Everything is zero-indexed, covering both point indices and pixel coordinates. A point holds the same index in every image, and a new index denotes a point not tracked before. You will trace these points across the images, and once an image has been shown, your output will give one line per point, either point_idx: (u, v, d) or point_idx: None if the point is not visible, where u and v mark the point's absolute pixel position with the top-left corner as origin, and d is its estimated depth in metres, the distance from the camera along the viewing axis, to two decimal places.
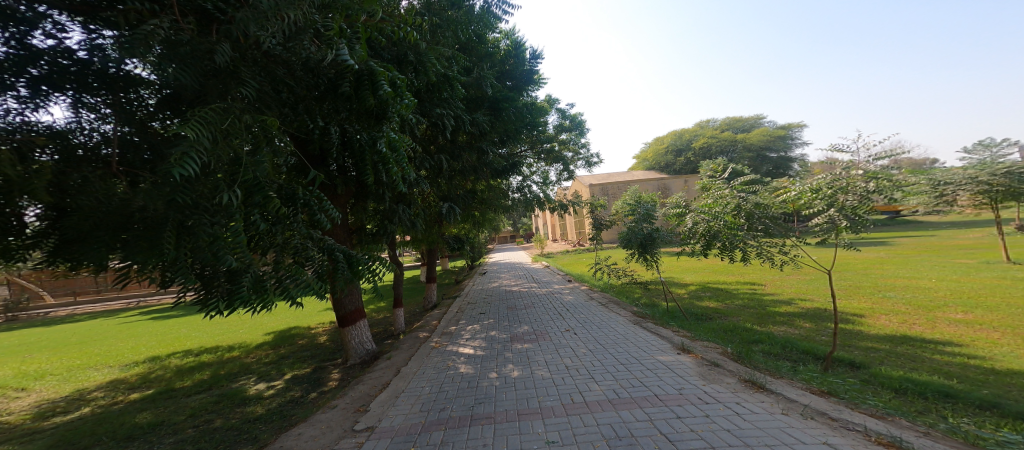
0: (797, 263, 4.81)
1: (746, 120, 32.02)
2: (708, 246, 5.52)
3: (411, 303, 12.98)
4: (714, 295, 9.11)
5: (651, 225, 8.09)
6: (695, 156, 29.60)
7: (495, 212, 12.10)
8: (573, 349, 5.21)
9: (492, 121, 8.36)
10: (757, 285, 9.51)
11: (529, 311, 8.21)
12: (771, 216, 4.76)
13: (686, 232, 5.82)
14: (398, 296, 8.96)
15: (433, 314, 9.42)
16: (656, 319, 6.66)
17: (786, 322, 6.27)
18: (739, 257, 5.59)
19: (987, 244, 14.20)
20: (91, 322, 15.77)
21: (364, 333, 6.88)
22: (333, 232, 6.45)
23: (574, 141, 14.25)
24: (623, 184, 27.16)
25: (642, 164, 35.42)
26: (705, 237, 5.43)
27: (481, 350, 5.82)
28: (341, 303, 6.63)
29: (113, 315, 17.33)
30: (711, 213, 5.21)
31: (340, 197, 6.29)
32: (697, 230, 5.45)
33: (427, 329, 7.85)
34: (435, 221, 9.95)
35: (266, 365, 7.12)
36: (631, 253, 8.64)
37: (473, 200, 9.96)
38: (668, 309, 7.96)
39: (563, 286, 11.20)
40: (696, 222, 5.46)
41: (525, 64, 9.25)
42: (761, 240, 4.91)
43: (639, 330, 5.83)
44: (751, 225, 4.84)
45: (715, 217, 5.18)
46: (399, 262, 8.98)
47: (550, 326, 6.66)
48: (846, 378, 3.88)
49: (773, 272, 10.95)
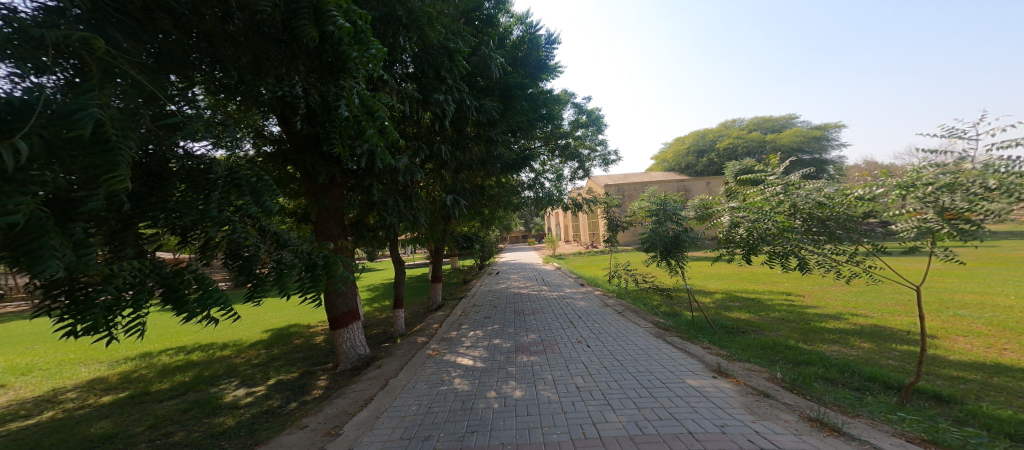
0: (872, 274, 3.90)
1: (776, 120, 30.40)
2: (752, 249, 4.69)
3: (417, 304, 12.43)
4: (744, 305, 8.24)
5: (677, 225, 7.25)
6: (719, 158, 28.36)
7: (507, 210, 11.44)
8: (585, 366, 4.50)
9: (502, 110, 7.73)
10: (794, 295, 8.59)
11: (540, 317, 7.48)
12: (841, 218, 3.88)
13: (725, 234, 5.00)
14: (399, 296, 8.37)
15: (437, 317, 8.81)
16: (682, 332, 5.85)
17: (837, 340, 5.39)
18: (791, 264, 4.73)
19: None
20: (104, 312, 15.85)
21: (358, 335, 6.33)
22: (325, 227, 5.87)
23: (592, 138, 13.48)
24: (643, 186, 26.08)
25: (663, 165, 34.24)
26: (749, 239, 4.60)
27: (481, 361, 5.14)
28: (332, 304, 6.04)
29: None
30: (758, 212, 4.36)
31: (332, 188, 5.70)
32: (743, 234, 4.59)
33: (427, 334, 7.24)
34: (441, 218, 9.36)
35: (253, 369, 6.63)
36: (654, 257, 7.79)
37: (482, 196, 9.34)
38: (694, 319, 7.15)
39: (577, 291, 10.43)
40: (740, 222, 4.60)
41: (541, 50, 8.57)
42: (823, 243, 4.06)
43: (664, 345, 5.04)
44: (810, 228, 4.02)
45: (764, 216, 4.31)
46: (402, 261, 8.42)
47: (561, 336, 5.93)
48: (935, 418, 3.04)
49: (812, 282, 9.89)
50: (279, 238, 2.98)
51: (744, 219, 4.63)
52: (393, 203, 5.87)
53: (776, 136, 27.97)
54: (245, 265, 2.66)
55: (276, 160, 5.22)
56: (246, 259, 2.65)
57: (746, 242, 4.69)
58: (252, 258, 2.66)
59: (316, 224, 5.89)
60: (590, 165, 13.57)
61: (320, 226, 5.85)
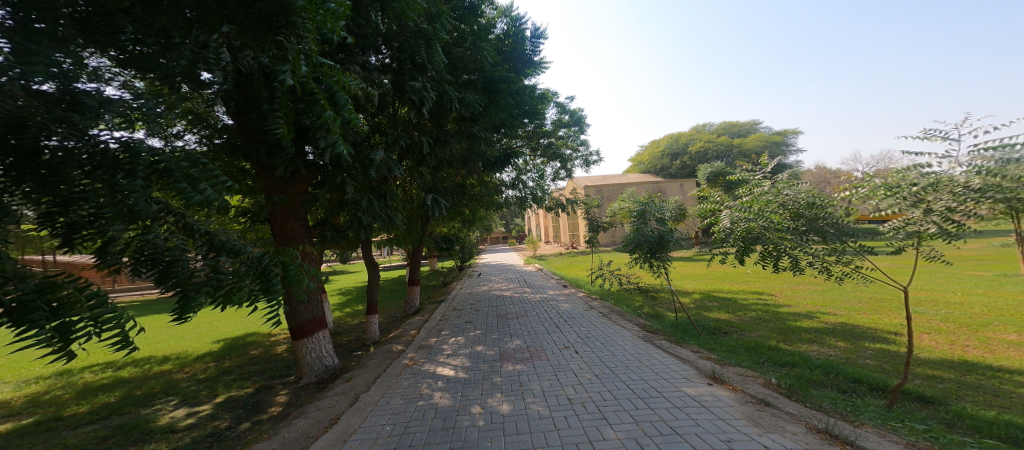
0: (863, 275, 3.89)
1: (742, 126, 31.74)
2: (744, 250, 4.64)
3: (391, 308, 11.87)
4: (722, 305, 8.34)
5: (663, 226, 7.20)
6: (690, 161, 29.29)
7: (487, 210, 11.10)
8: (575, 375, 4.30)
9: (484, 105, 7.39)
10: (768, 295, 8.80)
11: (523, 321, 7.21)
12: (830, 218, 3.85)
13: (717, 235, 4.94)
14: (373, 301, 7.85)
15: (413, 322, 8.36)
16: (669, 335, 5.76)
17: (815, 340, 5.44)
18: (784, 264, 4.66)
19: (998, 254, 13.71)
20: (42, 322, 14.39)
21: (326, 345, 5.81)
22: (286, 227, 5.29)
23: (573, 138, 13.37)
24: (619, 187, 26.46)
25: (639, 167, 34.96)
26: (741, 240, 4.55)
27: (463, 371, 4.83)
28: (295, 312, 5.49)
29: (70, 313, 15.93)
30: (751, 212, 4.30)
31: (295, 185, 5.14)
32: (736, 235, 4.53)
33: (402, 341, 6.80)
34: (418, 218, 8.91)
35: (204, 385, 5.99)
36: (639, 258, 7.71)
37: (460, 195, 8.96)
38: (676, 321, 7.12)
39: (558, 293, 10.24)
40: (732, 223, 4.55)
41: (525, 45, 8.29)
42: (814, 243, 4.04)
43: (653, 349, 4.92)
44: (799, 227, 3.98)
45: (757, 216, 4.27)
46: (375, 264, 7.91)
47: (546, 341, 5.70)
48: (916, 419, 3.04)
49: (783, 280, 10.23)
50: (213, 240, 2.61)
51: (740, 219, 4.39)
52: (366, 200, 5.40)
53: (742, 140, 29.18)
54: (167, 272, 2.34)
55: (230, 153, 4.68)
56: (167, 264, 2.32)
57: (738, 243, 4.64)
58: (174, 263, 2.32)
59: (274, 224, 5.29)
60: (571, 166, 13.45)
61: (283, 228, 5.27)
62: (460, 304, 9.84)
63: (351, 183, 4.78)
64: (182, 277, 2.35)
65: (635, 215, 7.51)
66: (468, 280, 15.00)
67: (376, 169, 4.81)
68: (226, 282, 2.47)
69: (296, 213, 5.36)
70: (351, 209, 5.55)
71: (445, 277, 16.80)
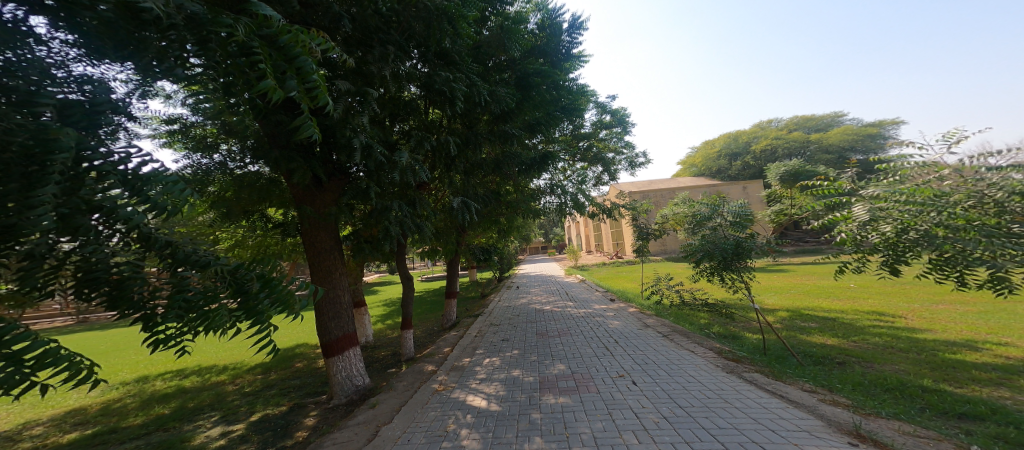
0: None
1: (820, 118, 27.94)
2: (900, 259, 3.48)
3: (433, 321, 11.44)
4: (818, 325, 6.70)
5: (740, 229, 5.83)
6: (755, 160, 26.28)
7: (526, 218, 10.37)
8: (638, 415, 3.31)
9: (519, 101, 6.75)
10: (889, 316, 6.93)
11: (568, 340, 6.27)
12: None
13: (846, 236, 3.65)
14: (408, 315, 7.40)
15: (451, 338, 7.79)
16: (757, 362, 4.50)
17: (1003, 383, 3.95)
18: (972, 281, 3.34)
19: None
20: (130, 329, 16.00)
21: (359, 363, 5.37)
22: (316, 240, 4.98)
23: (615, 139, 12.24)
24: (672, 191, 24.36)
25: (693, 169, 32.18)
26: (892, 240, 3.41)
27: (497, 404, 4.03)
28: (324, 328, 5.04)
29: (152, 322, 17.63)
30: (921, 204, 3.17)
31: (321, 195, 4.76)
32: (888, 233, 3.38)
33: (437, 360, 6.22)
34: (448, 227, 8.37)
35: (245, 400, 5.79)
36: (706, 269, 6.39)
37: (494, 201, 8.35)
38: (758, 344, 5.76)
39: (608, 307, 9.15)
40: (882, 218, 3.37)
41: (562, 36, 7.48)
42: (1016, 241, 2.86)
43: (742, 382, 3.76)
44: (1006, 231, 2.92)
45: (931, 212, 3.16)
46: (410, 276, 7.49)
47: (597, 367, 4.70)
48: None
49: (913, 300, 8.12)
50: (175, 254, 1.94)
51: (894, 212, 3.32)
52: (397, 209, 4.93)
53: (822, 135, 25.57)
54: (117, 295, 1.85)
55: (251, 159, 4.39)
56: (118, 284, 1.84)
57: (885, 250, 3.55)
58: (127, 282, 1.85)
59: (305, 236, 5.02)
60: (616, 169, 12.34)
61: (309, 239, 4.96)
62: (500, 318, 9.10)
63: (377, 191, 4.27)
64: (139, 299, 1.89)
65: (701, 219, 6.18)
66: (511, 292, 14.29)
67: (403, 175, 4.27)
68: (196, 303, 1.95)
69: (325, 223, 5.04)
70: (376, 217, 5.08)
71: (486, 289, 16.20)
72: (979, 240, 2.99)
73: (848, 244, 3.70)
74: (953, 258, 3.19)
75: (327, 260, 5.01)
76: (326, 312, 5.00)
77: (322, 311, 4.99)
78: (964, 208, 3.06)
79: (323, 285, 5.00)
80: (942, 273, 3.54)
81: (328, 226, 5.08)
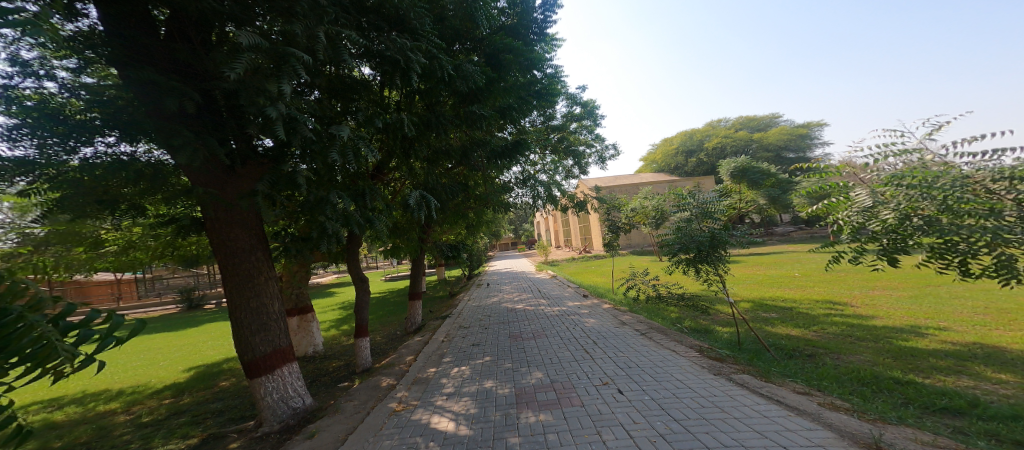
0: None
1: (761, 119, 29.88)
2: (898, 248, 3.27)
3: (391, 325, 10.58)
4: (781, 316, 6.82)
5: (721, 222, 5.63)
6: (706, 157, 27.63)
7: (493, 213, 9.80)
8: (629, 432, 2.93)
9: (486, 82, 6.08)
10: (841, 304, 7.23)
11: (541, 345, 5.82)
12: None
13: (844, 224, 3.49)
14: (359, 321, 6.54)
15: (409, 346, 7.04)
16: (737, 361, 4.31)
17: (961, 370, 4.02)
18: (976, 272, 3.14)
19: None
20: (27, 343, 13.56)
21: (297, 380, 4.54)
22: (229, 238, 4.01)
23: (586, 132, 12.07)
24: (633, 187, 24.93)
25: (651, 166, 33.31)
26: (894, 227, 3.16)
27: (466, 426, 3.44)
28: (248, 344, 4.11)
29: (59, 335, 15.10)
30: (926, 188, 2.97)
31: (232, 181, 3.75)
32: (889, 222, 3.16)
33: (392, 373, 5.48)
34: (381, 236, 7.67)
35: (141, 434, 4.70)
36: (681, 262, 6.19)
37: (459, 194, 7.66)
38: (731, 339, 5.67)
39: (578, 304, 8.83)
40: (885, 204, 3.17)
41: (535, 13, 6.86)
42: (1018, 228, 2.70)
43: (736, 388, 3.49)
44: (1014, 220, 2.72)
45: (935, 195, 2.94)
46: (363, 278, 6.63)
47: (578, 378, 4.31)
48: None
49: (851, 286, 8.66)
50: None
51: (902, 198, 3.11)
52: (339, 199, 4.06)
53: (765, 134, 27.31)
54: None
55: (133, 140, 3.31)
56: None
57: (883, 238, 3.34)
58: None
59: (214, 234, 4.04)
60: (586, 163, 12.09)
61: (228, 237, 4.00)
62: (467, 320, 8.48)
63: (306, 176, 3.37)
64: None
65: (686, 214, 6.00)
66: (476, 290, 13.68)
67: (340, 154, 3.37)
68: None
69: (241, 216, 4.08)
70: (315, 210, 4.21)
71: (450, 286, 15.49)
72: (983, 226, 2.80)
73: (846, 234, 3.54)
74: (954, 247, 3.01)
75: (246, 262, 4.08)
76: (248, 325, 4.08)
77: (243, 324, 4.05)
78: (973, 192, 2.86)
79: (242, 293, 4.07)
80: (934, 264, 3.42)
81: (246, 221, 4.13)
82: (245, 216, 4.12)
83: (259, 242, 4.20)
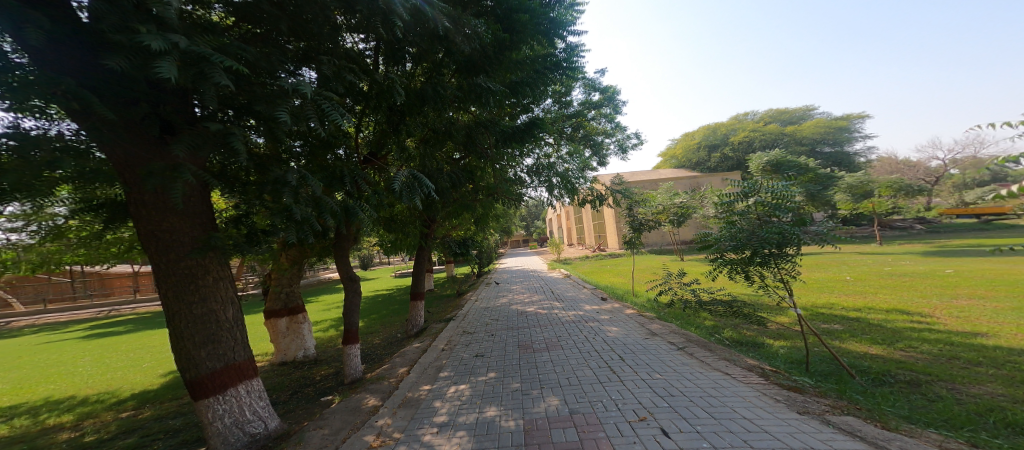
0: None
1: (792, 112, 28.08)
2: None
3: (394, 326, 9.76)
4: (847, 328, 5.68)
5: (790, 212, 4.23)
6: (732, 152, 26.12)
7: (504, 205, 8.86)
8: None
9: (495, 47, 5.14)
10: (919, 316, 6.03)
11: (557, 360, 4.81)
12: None
13: None
14: (349, 326, 5.68)
15: (406, 355, 6.14)
16: (823, 391, 3.23)
17: None
18: None
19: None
20: (28, 337, 13.24)
21: (262, 400, 3.60)
22: (162, 229, 2.95)
23: (605, 121, 11.06)
24: (654, 183, 23.55)
25: (672, 162, 31.83)
26: None
27: None
28: (191, 359, 3.14)
29: (63, 329, 14.82)
30: None
31: (155, 154, 2.70)
32: None
33: (380, 392, 4.57)
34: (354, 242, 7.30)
35: None
36: (729, 263, 4.77)
37: (462, 183, 6.72)
38: (795, 357, 4.58)
39: (598, 307, 7.81)
40: None
41: None
42: None
43: (844, 438, 2.43)
44: None
45: None
46: (354, 277, 5.81)
47: (608, 412, 3.28)
48: None
49: (922, 294, 7.40)
50: None
51: None
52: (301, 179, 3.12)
53: (797, 127, 25.55)
54: None
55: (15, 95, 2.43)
56: None
57: None
58: None
59: (141, 223, 2.97)
60: (606, 153, 11.08)
61: (159, 228, 2.94)
62: (473, 324, 7.57)
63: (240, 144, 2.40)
64: None
65: (735, 205, 4.72)
66: (486, 290, 12.80)
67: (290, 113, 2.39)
68: None
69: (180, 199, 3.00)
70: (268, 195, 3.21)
71: (459, 285, 14.65)
72: None
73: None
74: None
75: (186, 260, 3.04)
76: (191, 336, 3.11)
77: (184, 334, 3.09)
78: None
79: (183, 298, 3.06)
80: None
81: (186, 206, 3.06)
82: (186, 200, 3.05)
83: (207, 235, 3.16)
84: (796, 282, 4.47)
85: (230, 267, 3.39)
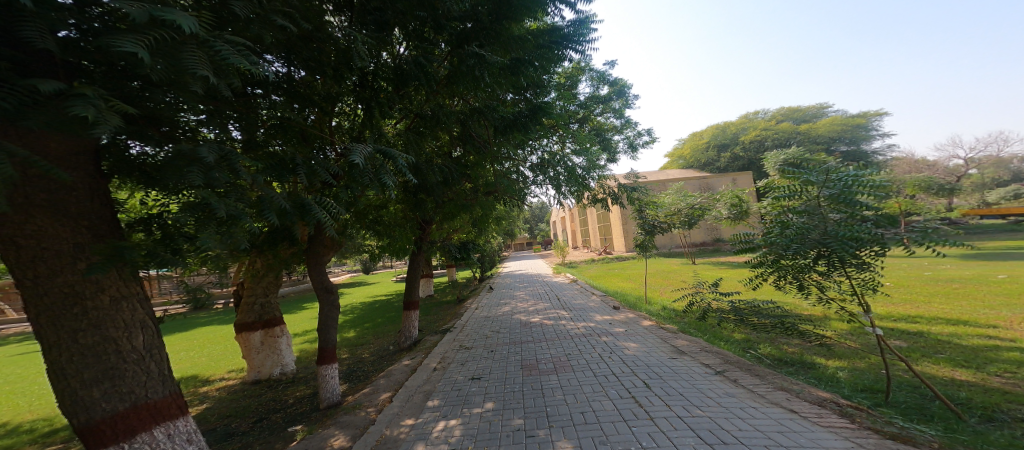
0: None
1: (805, 110, 27.11)
2: None
3: (386, 337, 8.96)
4: (911, 346, 4.79)
5: (875, 201, 3.21)
6: (743, 152, 25.29)
7: (505, 204, 8.07)
8: None
9: (494, 14, 4.37)
10: (993, 331, 5.13)
11: (568, 388, 3.95)
12: None
13: None
14: (325, 342, 4.86)
15: (393, 375, 5.33)
16: (941, 446, 2.36)
17: None
18: None
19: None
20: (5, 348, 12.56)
21: (193, 446, 2.74)
22: (24, 234, 2.15)
23: (614, 116, 10.29)
24: (663, 183, 22.67)
25: (679, 162, 30.95)
26: None
27: None
28: (80, 400, 2.33)
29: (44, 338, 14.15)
30: None
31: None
32: None
33: (353, 427, 3.73)
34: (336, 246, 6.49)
35: None
36: (777, 270, 3.95)
37: (456, 178, 5.94)
38: (861, 384, 3.72)
39: (611, 318, 6.94)
40: None
41: None
42: None
43: None
44: None
45: None
46: (331, 288, 5.00)
47: None
48: None
49: (981, 304, 6.50)
50: None
51: None
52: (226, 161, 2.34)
53: (811, 125, 24.61)
54: None
55: None
56: None
57: None
58: None
59: None
60: (615, 151, 10.28)
61: (16, 233, 2.12)
62: (471, 337, 6.73)
63: (91, 106, 1.63)
64: None
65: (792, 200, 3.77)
66: (487, 296, 11.99)
67: (143, 51, 1.59)
68: None
69: (53, 193, 2.20)
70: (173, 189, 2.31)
71: (458, 291, 13.87)
72: None
73: None
74: None
75: (63, 274, 2.25)
76: (77, 373, 2.32)
77: (68, 370, 2.30)
78: None
79: (61, 324, 2.28)
80: None
81: (61, 202, 2.23)
82: (62, 196, 2.24)
83: (97, 242, 2.35)
84: (866, 293, 3.59)
85: (135, 283, 2.58)
